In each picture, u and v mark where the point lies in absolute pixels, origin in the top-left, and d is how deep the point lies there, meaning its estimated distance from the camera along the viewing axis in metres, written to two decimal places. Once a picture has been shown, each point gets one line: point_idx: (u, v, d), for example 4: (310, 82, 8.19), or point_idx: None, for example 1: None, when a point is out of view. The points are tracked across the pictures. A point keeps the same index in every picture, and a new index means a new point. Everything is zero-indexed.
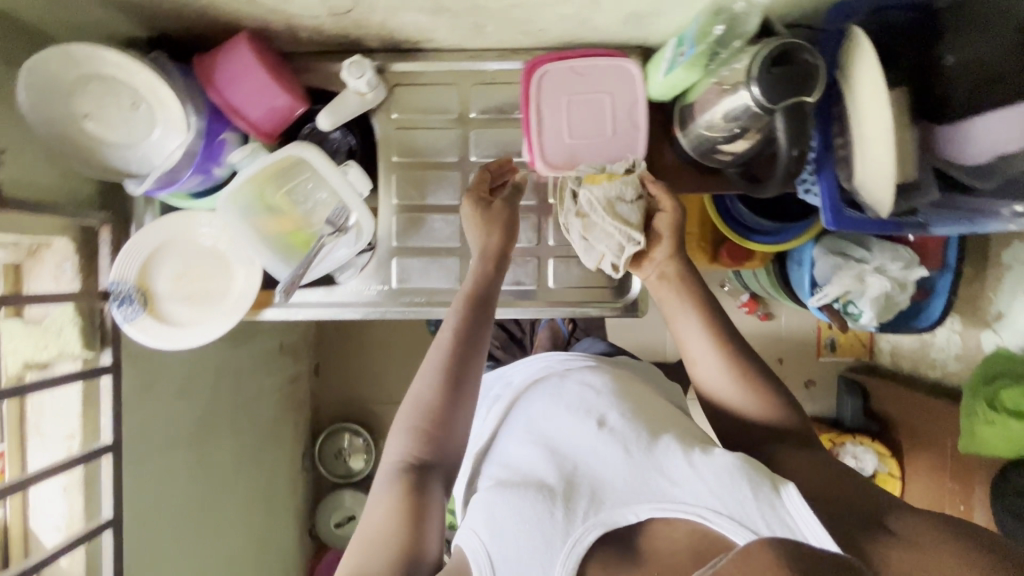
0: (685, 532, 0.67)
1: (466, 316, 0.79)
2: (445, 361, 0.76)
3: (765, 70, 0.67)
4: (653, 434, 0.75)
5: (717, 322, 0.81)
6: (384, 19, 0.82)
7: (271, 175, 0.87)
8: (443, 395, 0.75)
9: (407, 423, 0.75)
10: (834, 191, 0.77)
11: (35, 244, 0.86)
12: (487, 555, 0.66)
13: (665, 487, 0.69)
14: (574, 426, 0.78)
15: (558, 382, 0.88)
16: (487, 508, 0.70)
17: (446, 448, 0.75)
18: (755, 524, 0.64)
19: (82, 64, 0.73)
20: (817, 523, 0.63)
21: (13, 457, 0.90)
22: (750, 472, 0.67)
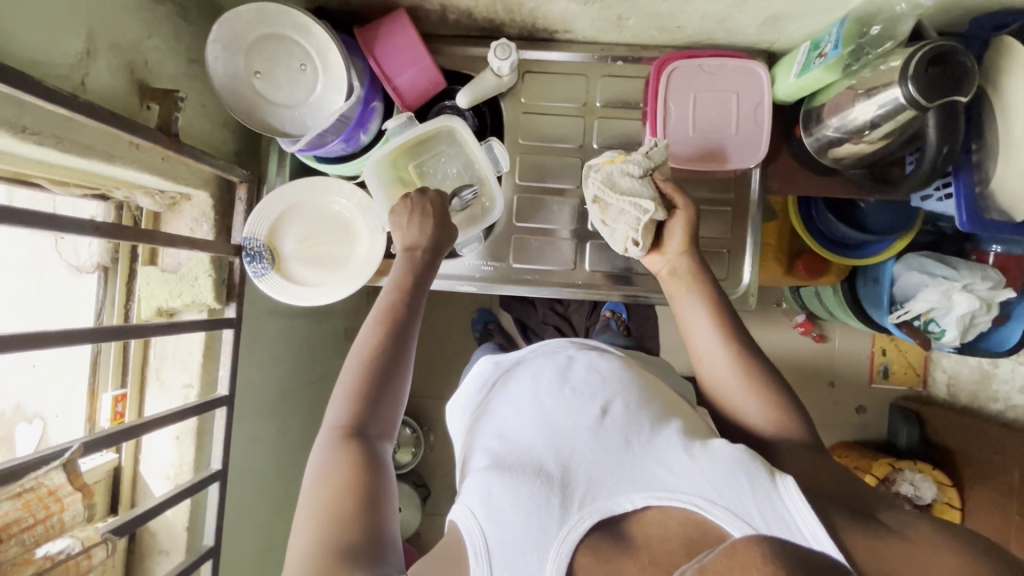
0: (677, 522, 0.59)
1: (401, 298, 0.78)
2: (381, 337, 0.74)
3: (922, 69, 0.70)
4: (656, 425, 0.68)
5: (725, 317, 0.79)
6: (535, 5, 0.87)
7: (412, 146, 0.91)
8: (384, 369, 0.72)
9: (343, 396, 0.70)
10: (970, 194, 0.79)
11: (177, 196, 0.90)
12: (485, 541, 0.60)
13: (661, 476, 0.62)
14: (569, 404, 0.71)
15: (564, 361, 0.80)
16: (483, 488, 0.64)
17: (385, 420, 0.71)
18: (750, 517, 0.57)
19: (267, 24, 0.78)
20: (816, 520, 0.57)
21: (133, 400, 0.92)
22: (747, 462, 0.61)
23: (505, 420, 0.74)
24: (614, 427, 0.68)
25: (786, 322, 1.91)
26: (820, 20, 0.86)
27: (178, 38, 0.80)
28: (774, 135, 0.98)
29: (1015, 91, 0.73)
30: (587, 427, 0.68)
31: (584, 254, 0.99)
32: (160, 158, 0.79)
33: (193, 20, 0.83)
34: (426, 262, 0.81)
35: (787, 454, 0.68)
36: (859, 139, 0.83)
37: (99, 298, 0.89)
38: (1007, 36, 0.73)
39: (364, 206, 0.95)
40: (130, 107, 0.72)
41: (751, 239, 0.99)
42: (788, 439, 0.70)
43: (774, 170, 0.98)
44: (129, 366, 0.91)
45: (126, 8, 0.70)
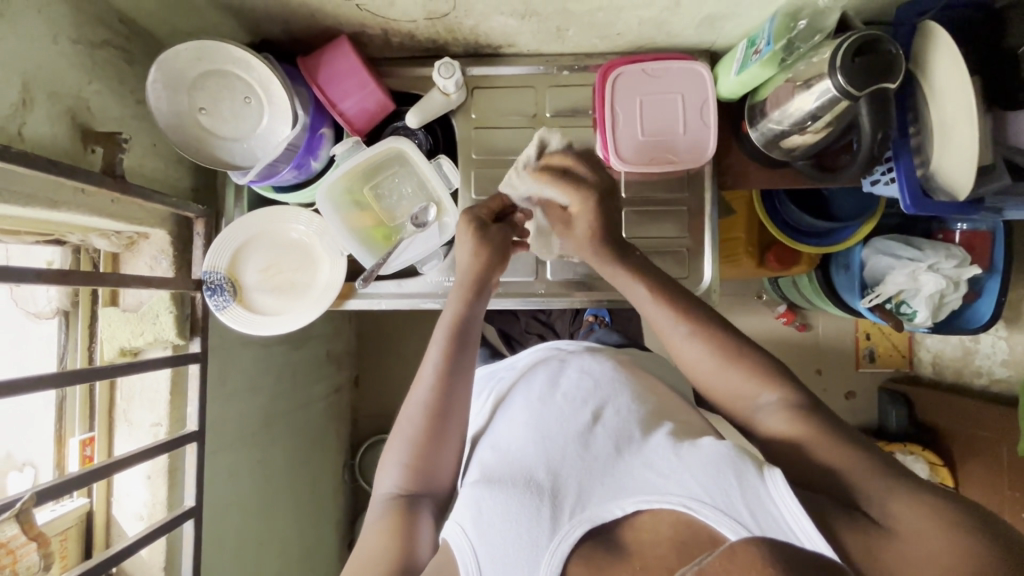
0: (667, 523, 0.57)
1: (451, 352, 0.76)
2: (432, 395, 0.74)
3: (848, 59, 0.72)
4: (646, 430, 0.68)
5: (675, 294, 0.75)
6: (474, 23, 0.88)
7: (364, 170, 0.92)
8: (430, 424, 0.73)
9: (400, 455, 0.72)
10: (911, 177, 0.80)
11: (134, 235, 0.90)
12: (476, 561, 0.59)
13: (653, 480, 0.60)
14: (561, 414, 0.71)
15: (556, 366, 0.81)
16: (473, 503, 0.63)
17: (434, 476, 0.72)
18: (739, 514, 0.55)
19: (205, 60, 0.79)
20: (804, 515, 0.54)
21: (102, 443, 0.91)
22: (734, 456, 0.59)
23: (498, 430, 0.75)
24: (605, 432, 0.68)
25: (768, 313, 1.92)
26: (754, 18, 0.87)
27: (122, 81, 0.81)
28: (723, 131, 0.99)
29: (944, 72, 0.73)
30: (577, 433, 0.68)
31: (545, 263, 1.01)
32: (110, 201, 0.80)
33: (136, 62, 0.84)
34: (471, 299, 0.81)
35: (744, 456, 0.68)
36: (802, 130, 0.84)
37: (61, 342, 0.90)
38: (929, 22, 0.74)
39: (322, 231, 0.96)
40: (72, 152, 0.73)
41: (708, 237, 1.00)
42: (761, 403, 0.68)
43: (725, 167, 0.99)
44: (95, 409, 0.91)
45: (63, 56, 0.71)
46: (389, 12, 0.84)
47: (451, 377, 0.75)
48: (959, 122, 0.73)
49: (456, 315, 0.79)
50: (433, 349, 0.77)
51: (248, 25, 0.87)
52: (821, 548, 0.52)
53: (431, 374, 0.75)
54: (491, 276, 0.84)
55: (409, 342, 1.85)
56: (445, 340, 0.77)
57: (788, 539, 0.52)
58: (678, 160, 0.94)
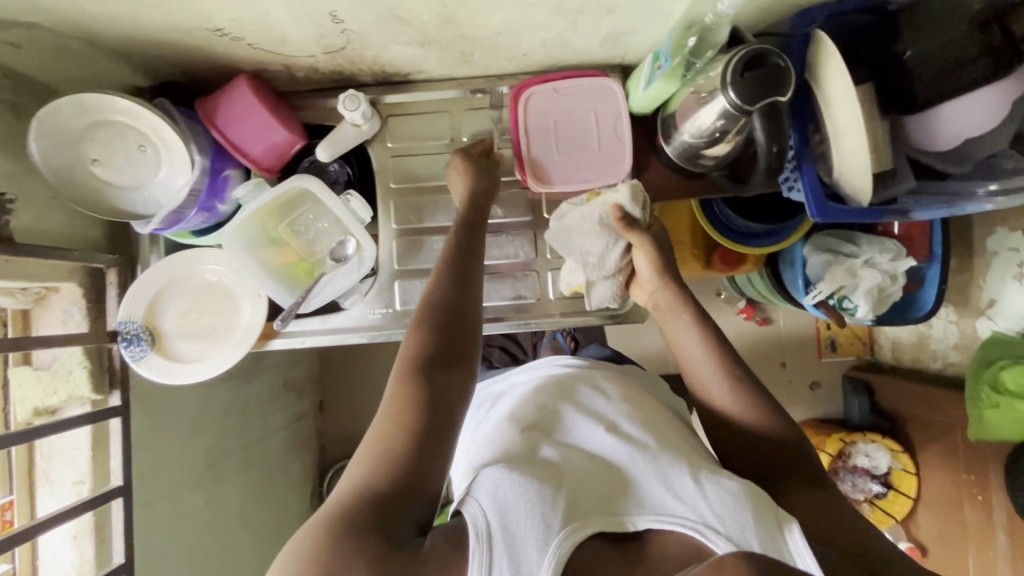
0: (675, 545, 0.59)
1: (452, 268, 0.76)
2: (444, 305, 0.72)
3: (738, 75, 0.71)
4: (660, 449, 0.69)
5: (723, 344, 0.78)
6: (375, 53, 0.87)
7: (277, 208, 0.91)
8: (451, 306, 0.72)
9: (414, 331, 0.71)
10: (816, 185, 0.79)
11: (43, 290, 0.88)
12: (491, 528, 0.57)
13: (665, 499, 0.62)
14: (582, 434, 0.73)
15: (567, 384, 0.82)
16: (490, 477, 0.62)
17: (456, 359, 0.70)
18: (749, 546, 0.58)
19: (91, 111, 0.76)
20: (814, 561, 0.57)
21: (23, 505, 0.89)
22: (750, 495, 0.61)
23: (506, 432, 0.74)
24: (621, 445, 0.69)
25: (729, 309, 1.92)
26: (656, 32, 0.87)
27: (11, 137, 0.79)
28: (641, 144, 0.99)
29: (834, 82, 0.72)
30: (596, 452, 0.70)
31: None
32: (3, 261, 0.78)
33: (28, 115, 0.82)
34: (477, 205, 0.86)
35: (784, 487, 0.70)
36: (711, 142, 0.83)
37: None
38: (818, 32, 0.73)
39: (237, 269, 0.94)
40: None
41: None
42: (785, 453, 0.72)
43: (646, 180, 0.98)
44: (14, 472, 0.88)
45: None
46: (284, 48, 0.82)
47: (461, 257, 0.77)
48: (850, 133, 0.72)
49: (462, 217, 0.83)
50: (442, 274, 0.76)
51: (143, 70, 0.85)
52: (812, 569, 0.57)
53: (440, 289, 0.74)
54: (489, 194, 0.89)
55: (371, 363, 1.83)
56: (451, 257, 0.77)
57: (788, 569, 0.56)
58: (595, 178, 0.93)
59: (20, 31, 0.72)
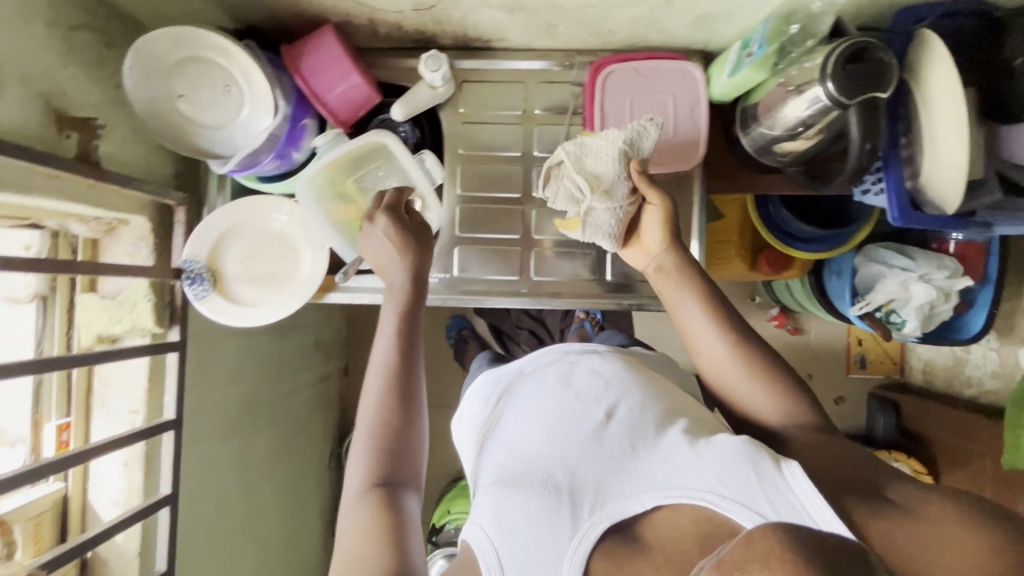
0: (689, 518, 0.60)
1: (400, 328, 0.76)
2: (389, 377, 0.74)
3: (839, 66, 0.70)
4: (660, 426, 0.68)
5: (722, 307, 0.75)
6: (463, 15, 0.86)
7: (348, 162, 0.91)
8: (388, 407, 0.72)
9: (364, 441, 0.71)
10: (900, 189, 0.79)
11: (114, 221, 0.89)
12: (497, 558, 0.61)
13: (670, 475, 0.62)
14: (577, 413, 0.71)
15: (566, 367, 0.78)
16: (493, 504, 0.65)
17: (406, 465, 0.71)
18: (761, 507, 0.57)
19: (184, 46, 0.77)
20: (829, 507, 0.56)
21: (79, 428, 0.91)
22: (750, 450, 0.61)
23: (507, 428, 0.75)
24: (619, 428, 0.68)
25: (761, 315, 1.91)
26: (749, 19, 0.85)
27: (101, 65, 0.80)
28: (714, 134, 0.97)
29: (937, 83, 0.71)
30: (591, 433, 0.68)
31: (530, 261, 0.98)
32: (87, 186, 0.79)
33: (116, 45, 0.83)
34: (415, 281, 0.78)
35: (798, 444, 0.67)
36: (793, 136, 0.82)
37: (38, 327, 0.88)
38: (927, 31, 0.72)
39: (304, 221, 0.95)
40: (47, 139, 0.71)
41: (696, 239, 0.98)
42: (799, 424, 0.69)
43: (715, 170, 0.97)
44: (75, 395, 0.90)
45: (38, 39, 0.70)
46: (375, 2, 0.82)
47: (404, 360, 0.75)
48: (949, 136, 0.71)
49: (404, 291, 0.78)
50: (374, 371, 0.75)
51: (232, 11, 0.86)
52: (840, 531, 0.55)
53: (383, 358, 0.75)
54: (422, 268, 0.79)
55: None
56: (395, 336, 0.76)
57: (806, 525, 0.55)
58: (668, 162, 0.92)
59: None
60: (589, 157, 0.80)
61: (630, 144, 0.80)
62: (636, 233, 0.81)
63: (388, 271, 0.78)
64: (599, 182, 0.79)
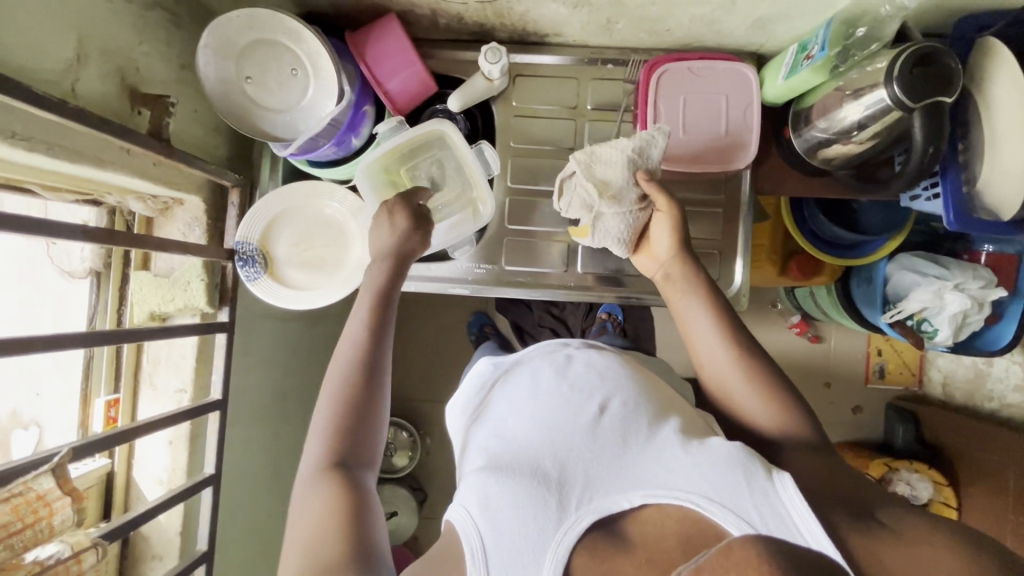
0: (674, 519, 0.60)
1: (371, 321, 0.78)
2: (355, 361, 0.75)
3: (906, 70, 0.71)
4: (654, 421, 0.69)
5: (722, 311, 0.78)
6: (525, 9, 0.87)
7: (404, 151, 0.91)
8: (356, 392, 0.73)
9: (325, 418, 0.71)
10: (957, 193, 0.80)
11: (170, 201, 0.90)
12: (482, 547, 0.61)
13: (660, 475, 0.63)
14: (574, 406, 0.71)
15: (562, 360, 0.81)
16: (479, 489, 0.65)
17: (367, 443, 0.72)
18: (747, 514, 0.58)
19: (256, 28, 0.78)
20: (816, 522, 0.57)
21: (126, 405, 0.92)
22: (744, 457, 0.62)
23: (500, 418, 0.76)
24: (611, 423, 0.69)
25: (782, 323, 1.91)
26: (807, 23, 0.87)
27: (170, 44, 0.81)
28: (763, 136, 0.99)
29: (1002, 90, 0.73)
30: (585, 426, 0.68)
31: (576, 255, 1.00)
32: (151, 163, 0.80)
33: (184, 26, 0.84)
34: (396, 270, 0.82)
35: (793, 455, 0.68)
36: (849, 139, 0.83)
37: (92, 302, 0.90)
38: (990, 39, 0.74)
39: (356, 209, 0.95)
40: (120, 113, 0.73)
41: (742, 238, 1.00)
42: (794, 439, 0.70)
43: (763, 172, 0.98)
44: (121, 372, 0.92)
45: (117, 15, 0.71)
46: None
47: (375, 349, 0.76)
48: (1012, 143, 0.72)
49: (378, 287, 0.80)
50: (343, 352, 0.76)
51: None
52: (825, 549, 0.55)
53: (351, 345, 0.76)
54: (414, 249, 0.84)
55: None
56: (367, 325, 0.77)
57: (793, 539, 0.56)
58: (719, 162, 0.93)
59: None
60: (597, 167, 0.82)
61: (637, 151, 0.81)
62: (647, 241, 0.85)
63: (375, 245, 0.83)
64: (607, 189, 0.81)
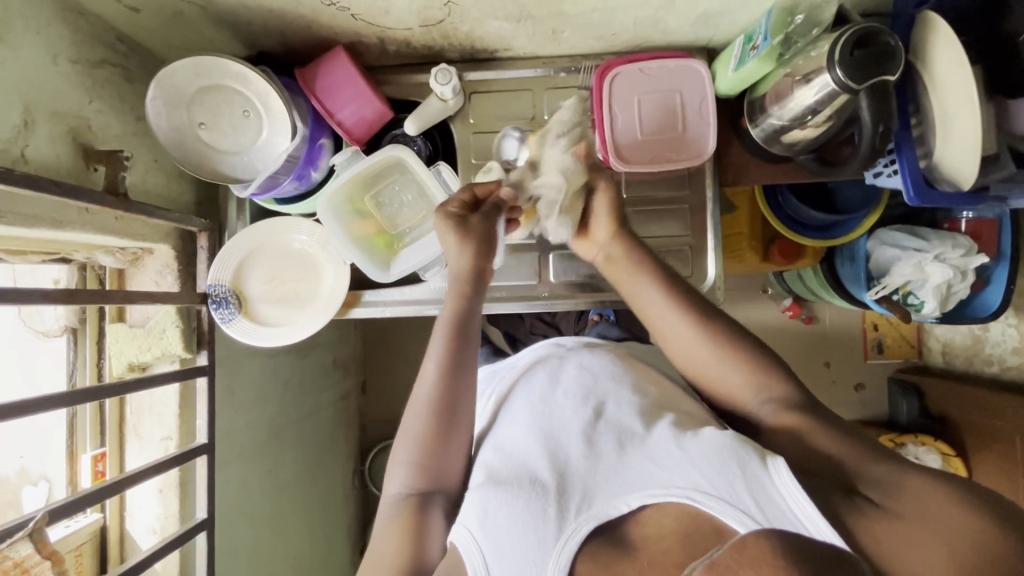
0: (673, 517, 0.58)
1: (450, 350, 0.76)
2: (435, 398, 0.74)
3: (846, 53, 0.71)
4: (648, 423, 0.68)
5: (677, 292, 0.77)
6: (470, 28, 0.88)
7: (364, 179, 0.92)
8: (434, 428, 0.73)
9: (408, 455, 0.72)
10: (914, 169, 0.80)
11: (139, 251, 0.90)
12: (484, 563, 0.60)
13: (655, 473, 0.61)
14: (567, 411, 0.72)
15: (556, 364, 0.81)
16: (478, 504, 0.64)
17: (444, 476, 0.72)
18: (744, 504, 0.55)
19: (203, 76, 0.79)
20: (811, 504, 0.54)
21: (113, 457, 0.93)
22: (737, 447, 0.59)
23: (503, 429, 0.75)
24: (606, 427, 0.68)
25: (774, 307, 1.90)
26: (750, 13, 0.87)
27: (122, 99, 0.82)
28: (722, 128, 0.99)
29: (943, 62, 0.73)
30: (581, 428, 0.69)
31: (548, 265, 1.01)
32: (113, 218, 0.80)
33: (135, 79, 0.85)
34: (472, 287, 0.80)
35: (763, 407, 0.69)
36: (803, 124, 0.83)
37: (71, 359, 0.91)
38: (932, 14, 0.73)
39: (324, 240, 0.96)
40: (75, 172, 0.74)
41: (711, 234, 0.99)
42: (770, 392, 0.69)
43: (726, 163, 0.99)
44: (106, 427, 0.92)
45: (63, 77, 0.72)
46: (385, 20, 0.84)
47: (453, 382, 0.75)
48: (961, 113, 0.72)
49: (453, 314, 0.78)
50: (423, 384, 0.75)
51: (245, 39, 0.88)
52: (830, 539, 0.52)
53: (433, 375, 0.75)
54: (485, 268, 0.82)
55: (412, 349, 1.82)
56: (444, 361, 0.76)
57: (797, 532, 0.52)
58: (679, 159, 0.93)
59: None
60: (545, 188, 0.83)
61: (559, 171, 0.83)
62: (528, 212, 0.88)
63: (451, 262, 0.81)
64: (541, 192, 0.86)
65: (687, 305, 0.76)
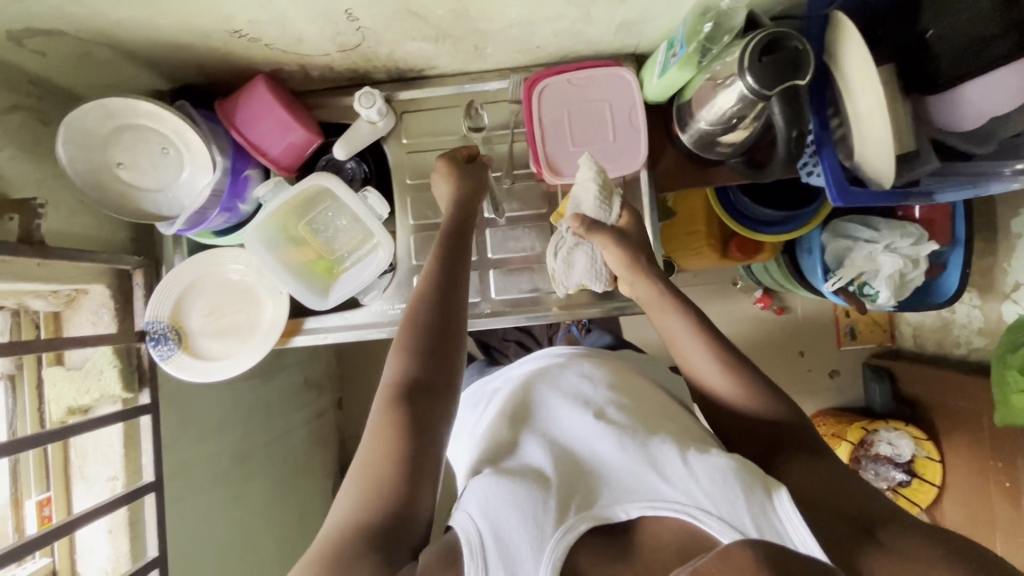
0: (670, 531, 0.58)
1: (443, 250, 0.76)
2: (428, 288, 0.72)
3: (755, 60, 0.71)
4: (651, 431, 0.66)
5: (689, 313, 0.75)
6: (389, 50, 0.87)
7: (295, 206, 0.92)
8: (427, 315, 0.70)
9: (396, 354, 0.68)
10: (836, 169, 0.79)
11: (73, 292, 0.90)
12: (482, 557, 0.55)
13: (656, 485, 0.60)
14: (569, 414, 0.70)
15: (556, 369, 0.79)
16: (479, 489, 0.60)
17: (438, 372, 0.67)
18: (744, 526, 0.56)
19: (116, 116, 0.79)
20: (810, 533, 0.55)
21: (60, 500, 0.93)
22: (742, 472, 0.59)
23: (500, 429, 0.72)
24: (610, 431, 0.66)
25: (746, 299, 1.89)
26: (669, 20, 0.86)
27: (38, 143, 0.82)
28: (656, 134, 0.98)
29: (853, 62, 0.72)
30: (583, 431, 0.67)
31: (489, 281, 0.98)
32: (36, 265, 0.80)
33: (54, 121, 0.84)
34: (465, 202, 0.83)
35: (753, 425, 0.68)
36: (729, 128, 0.82)
37: (10, 407, 0.90)
38: (841, 14, 0.72)
39: (259, 269, 0.95)
40: None
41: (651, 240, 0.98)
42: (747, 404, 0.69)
43: (663, 169, 0.98)
44: (51, 470, 0.92)
45: None
46: (300, 48, 0.83)
47: (446, 280, 0.73)
48: (875, 115, 0.72)
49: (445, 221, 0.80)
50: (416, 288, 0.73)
51: (164, 74, 0.87)
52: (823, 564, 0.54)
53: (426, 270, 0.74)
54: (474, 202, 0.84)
55: (386, 362, 1.81)
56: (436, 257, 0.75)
57: None
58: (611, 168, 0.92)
59: (45, 38, 0.73)
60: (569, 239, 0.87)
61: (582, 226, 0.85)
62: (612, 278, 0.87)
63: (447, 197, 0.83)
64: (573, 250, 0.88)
65: (697, 326, 0.74)
